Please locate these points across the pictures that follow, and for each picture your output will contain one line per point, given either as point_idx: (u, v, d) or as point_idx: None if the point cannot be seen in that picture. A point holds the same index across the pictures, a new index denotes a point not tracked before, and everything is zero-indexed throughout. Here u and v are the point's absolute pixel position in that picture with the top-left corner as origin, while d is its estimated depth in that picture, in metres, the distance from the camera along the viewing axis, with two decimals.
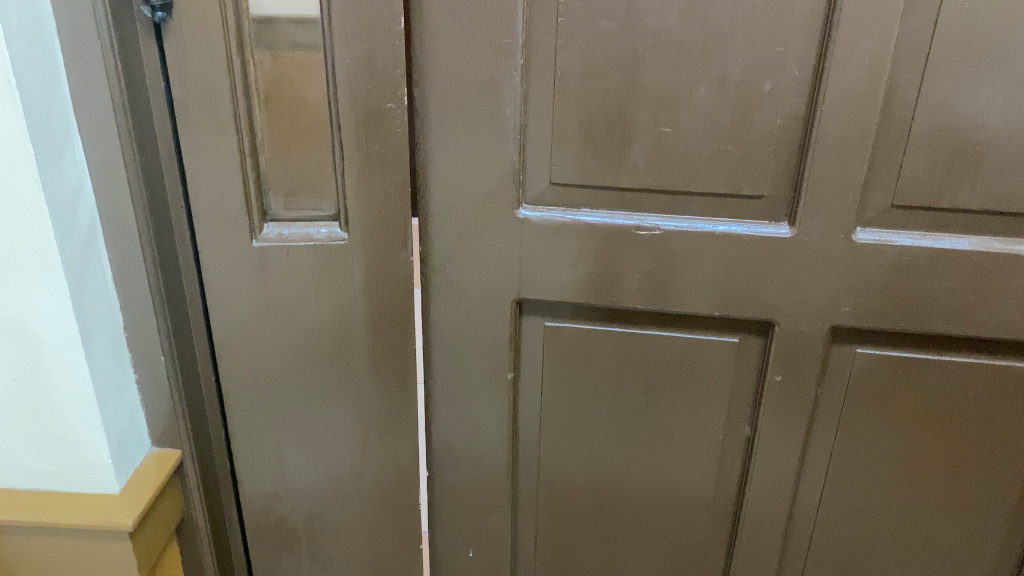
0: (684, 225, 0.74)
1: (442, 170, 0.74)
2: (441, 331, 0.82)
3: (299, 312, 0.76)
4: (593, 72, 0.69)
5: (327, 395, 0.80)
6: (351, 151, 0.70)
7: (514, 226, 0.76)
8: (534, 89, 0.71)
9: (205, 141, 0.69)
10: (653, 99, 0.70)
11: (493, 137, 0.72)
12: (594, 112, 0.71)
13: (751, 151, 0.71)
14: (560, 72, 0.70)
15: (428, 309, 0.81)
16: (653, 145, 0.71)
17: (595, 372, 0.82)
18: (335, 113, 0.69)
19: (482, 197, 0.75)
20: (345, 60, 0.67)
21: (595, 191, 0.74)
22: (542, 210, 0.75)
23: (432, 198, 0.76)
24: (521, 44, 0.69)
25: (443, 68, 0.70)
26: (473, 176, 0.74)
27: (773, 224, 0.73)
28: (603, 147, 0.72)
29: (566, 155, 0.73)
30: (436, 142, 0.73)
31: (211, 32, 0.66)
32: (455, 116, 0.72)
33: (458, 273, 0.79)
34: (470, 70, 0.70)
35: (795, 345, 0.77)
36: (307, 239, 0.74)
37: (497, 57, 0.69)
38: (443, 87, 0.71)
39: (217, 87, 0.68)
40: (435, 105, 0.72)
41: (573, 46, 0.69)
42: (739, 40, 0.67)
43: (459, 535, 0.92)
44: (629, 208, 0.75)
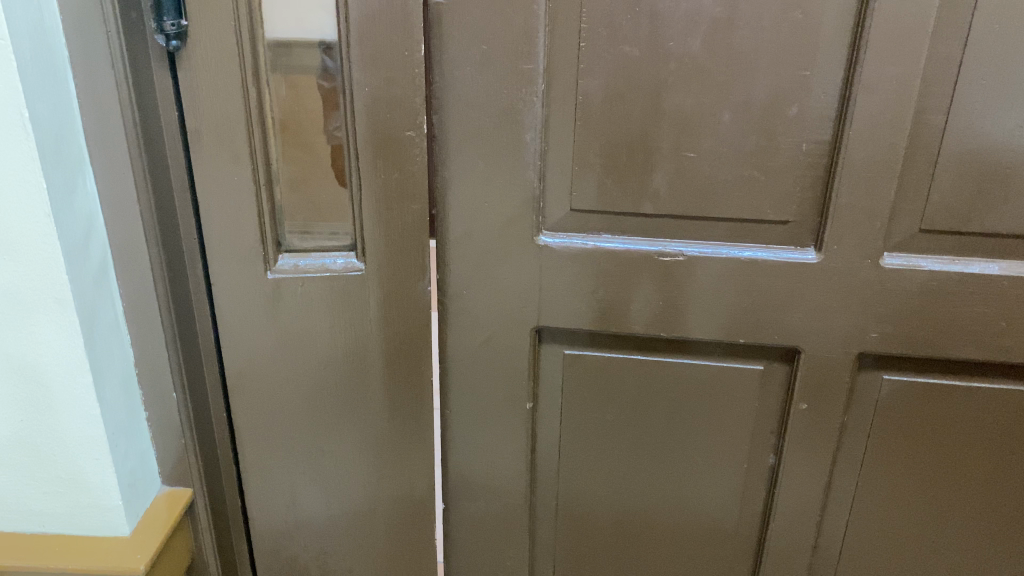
0: (708, 251, 0.73)
1: (461, 199, 0.73)
2: (457, 362, 0.80)
3: (314, 344, 0.75)
4: (615, 98, 0.68)
5: (342, 428, 0.78)
6: (369, 180, 0.69)
7: (534, 254, 0.74)
8: (554, 116, 0.69)
9: (218, 171, 0.67)
10: (676, 125, 0.68)
11: (513, 165, 0.71)
12: (616, 138, 0.70)
13: (776, 176, 0.69)
14: (581, 98, 0.69)
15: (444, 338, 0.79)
16: (676, 171, 0.70)
17: (616, 400, 0.80)
18: (353, 143, 0.68)
19: (501, 225, 0.73)
20: (364, 88, 0.66)
21: (617, 217, 0.73)
22: (562, 237, 0.74)
23: (450, 226, 0.74)
24: (542, 71, 0.68)
25: (462, 97, 0.69)
26: (492, 204, 0.73)
27: (799, 249, 0.72)
28: (625, 173, 0.71)
29: (587, 182, 0.72)
30: (455, 168, 0.72)
31: (227, 61, 0.64)
32: (475, 142, 0.70)
33: (476, 302, 0.77)
34: (490, 97, 0.69)
35: (821, 373, 0.75)
36: (322, 269, 0.72)
37: (517, 84, 0.68)
38: (462, 113, 0.70)
39: (231, 116, 0.66)
40: (454, 134, 0.70)
41: (595, 72, 0.67)
42: (763, 65, 0.66)
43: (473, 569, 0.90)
44: (651, 234, 0.73)
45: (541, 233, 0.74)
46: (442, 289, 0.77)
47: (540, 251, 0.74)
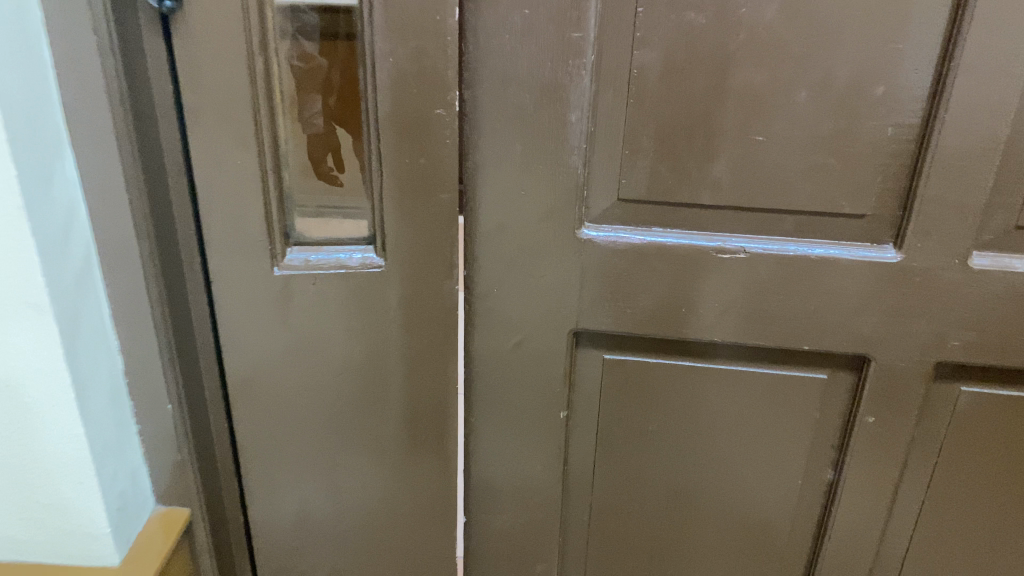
0: (774, 248, 0.64)
1: (494, 186, 0.64)
2: (483, 367, 0.71)
3: (325, 348, 0.66)
4: (675, 72, 0.59)
5: (356, 439, 0.70)
6: (392, 165, 0.60)
7: (575, 248, 0.66)
8: (603, 92, 0.61)
9: (218, 154, 0.58)
10: (744, 106, 0.60)
11: (555, 148, 0.62)
12: (674, 118, 0.61)
13: (855, 164, 0.61)
14: (635, 72, 0.60)
15: (470, 340, 0.71)
16: (740, 157, 0.62)
17: (660, 410, 0.72)
18: (374, 121, 0.59)
19: (539, 215, 0.65)
20: (387, 59, 0.57)
21: (670, 208, 0.65)
22: (607, 230, 0.66)
23: (480, 216, 0.66)
24: (593, 41, 0.59)
25: (499, 70, 0.60)
26: (529, 192, 0.64)
27: (876, 247, 0.64)
28: (682, 158, 0.62)
29: (638, 168, 0.63)
30: (489, 152, 0.63)
31: (229, 26, 0.55)
32: (512, 122, 0.62)
33: (508, 301, 0.68)
34: (532, 71, 0.60)
35: (893, 384, 0.68)
36: (336, 266, 0.63)
37: (562, 55, 0.59)
38: (498, 89, 0.61)
39: (234, 90, 0.57)
40: (488, 111, 0.62)
41: (653, 42, 0.59)
42: (849, 37, 0.57)
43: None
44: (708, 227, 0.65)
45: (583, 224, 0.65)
46: (469, 286, 0.69)
47: (581, 245, 0.66)
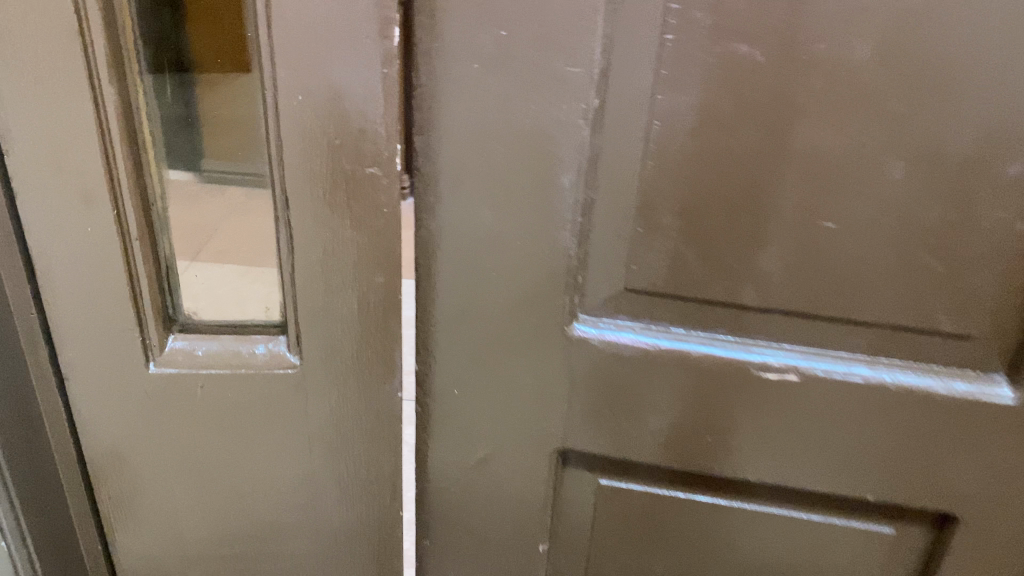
0: (838, 371, 0.47)
1: (454, 261, 0.47)
2: (439, 483, 0.55)
3: (223, 463, 0.50)
4: (714, 127, 0.41)
5: (272, 563, 0.55)
6: (308, 237, 0.43)
7: (562, 350, 0.48)
8: (609, 150, 0.43)
9: (60, 216, 0.42)
10: (809, 178, 0.42)
11: (539, 220, 0.45)
12: (708, 189, 0.43)
13: (964, 269, 0.43)
14: (656, 124, 0.42)
15: (423, 449, 0.54)
16: (799, 247, 0.44)
17: (667, 550, 0.56)
18: (281, 179, 0.42)
19: (515, 305, 0.47)
20: (295, 95, 0.39)
21: (696, 307, 0.47)
22: (607, 325, 0.48)
23: (435, 298, 0.48)
24: (596, 78, 0.41)
25: (463, 112, 0.42)
26: (502, 274, 0.47)
27: (982, 378, 0.46)
28: (716, 243, 0.44)
29: (654, 253, 0.45)
30: (449, 218, 0.46)
31: (62, 44, 0.38)
32: (481, 181, 0.44)
33: (472, 406, 0.51)
34: (509, 115, 0.42)
35: (983, 550, 0.50)
36: (234, 363, 0.46)
37: (551, 97, 0.41)
38: (463, 137, 0.43)
39: (74, 132, 0.39)
40: (447, 166, 0.44)
41: (684, 84, 0.40)
42: (976, 93, 0.38)
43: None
44: (746, 332, 0.47)
45: (575, 313, 0.48)
46: (421, 382, 0.52)
47: (570, 346, 0.48)
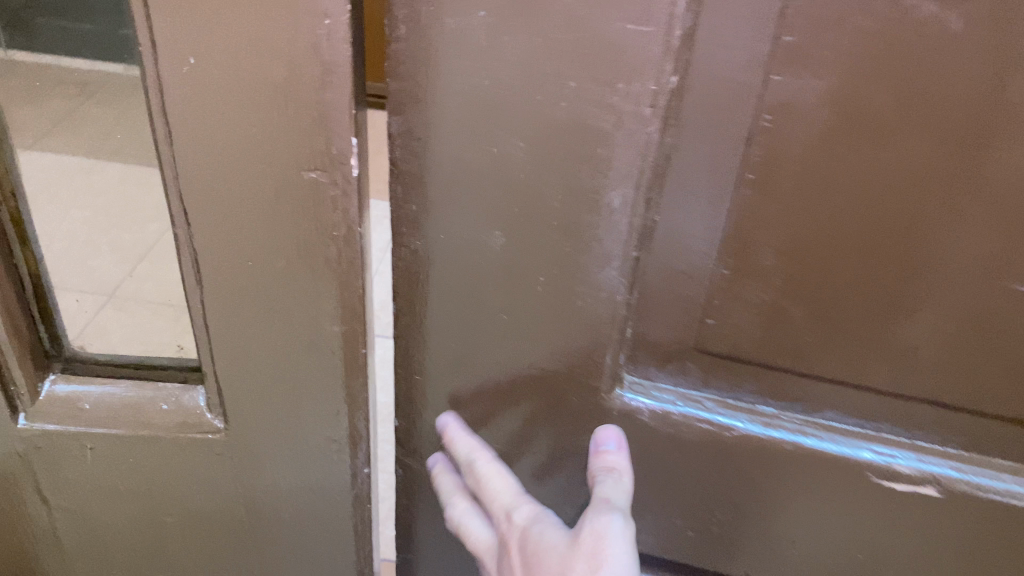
0: (994, 487, 0.32)
1: (451, 291, 0.32)
2: (423, 550, 0.42)
3: (123, 539, 0.37)
4: (855, 132, 0.26)
5: None
6: (226, 266, 0.29)
7: (594, 420, 0.34)
8: (684, 150, 0.28)
9: None
10: (999, 220, 0.27)
11: (572, 249, 0.30)
12: (832, 222, 0.28)
13: None
14: (766, 120, 0.27)
15: (403, 511, 0.41)
16: (964, 317, 0.29)
17: None
18: (174, 184, 0.28)
19: (533, 360, 0.33)
20: (187, 58, 0.25)
21: (796, 383, 0.32)
22: (668, 392, 0.34)
23: (422, 338, 0.34)
24: (677, 46, 0.25)
25: (465, 87, 0.27)
26: (515, 316, 0.32)
27: None
28: (835, 297, 0.30)
29: (743, 305, 0.31)
30: (444, 238, 0.31)
31: None
32: (491, 191, 0.30)
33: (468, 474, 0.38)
34: (534, 95, 0.27)
35: None
36: (132, 421, 0.34)
37: (602, 71, 0.26)
38: (465, 125, 0.28)
39: None
40: (441, 165, 0.29)
41: (817, 60, 0.25)
42: None
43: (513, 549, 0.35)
44: (863, 418, 0.33)
45: (620, 376, 0.33)
46: (401, 433, 0.39)
47: (607, 417, 0.34)
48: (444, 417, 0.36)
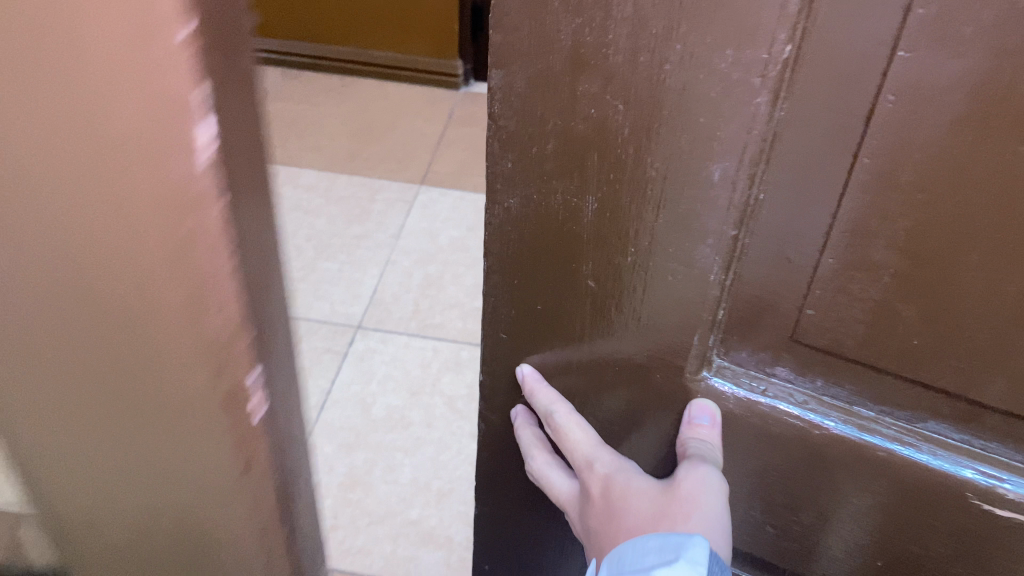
0: None
1: (542, 251, 0.32)
2: (511, 488, 0.43)
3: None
4: (993, 121, 0.23)
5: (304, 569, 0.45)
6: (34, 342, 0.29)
7: (679, 397, 0.33)
8: (798, 126, 0.26)
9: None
10: None
11: (668, 220, 0.28)
12: (956, 219, 0.25)
13: None
14: (888, 101, 0.24)
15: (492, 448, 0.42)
16: None
17: None
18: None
19: (622, 329, 0.32)
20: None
21: (898, 387, 0.30)
22: (756, 380, 0.32)
23: (515, 292, 0.34)
24: (797, 12, 0.23)
25: (567, 41, 0.26)
26: (605, 282, 0.31)
27: None
28: (951, 302, 0.27)
29: (847, 298, 0.28)
30: (538, 196, 0.30)
31: None
32: (589, 152, 0.28)
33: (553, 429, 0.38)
34: (636, 56, 0.25)
35: None
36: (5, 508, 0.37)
37: (710, 36, 0.24)
38: (566, 81, 0.27)
39: None
40: (539, 120, 0.28)
41: (953, 37, 0.22)
42: None
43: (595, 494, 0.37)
44: (979, 440, 0.29)
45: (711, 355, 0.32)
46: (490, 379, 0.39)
47: (695, 394, 0.33)
48: (522, 371, 0.37)
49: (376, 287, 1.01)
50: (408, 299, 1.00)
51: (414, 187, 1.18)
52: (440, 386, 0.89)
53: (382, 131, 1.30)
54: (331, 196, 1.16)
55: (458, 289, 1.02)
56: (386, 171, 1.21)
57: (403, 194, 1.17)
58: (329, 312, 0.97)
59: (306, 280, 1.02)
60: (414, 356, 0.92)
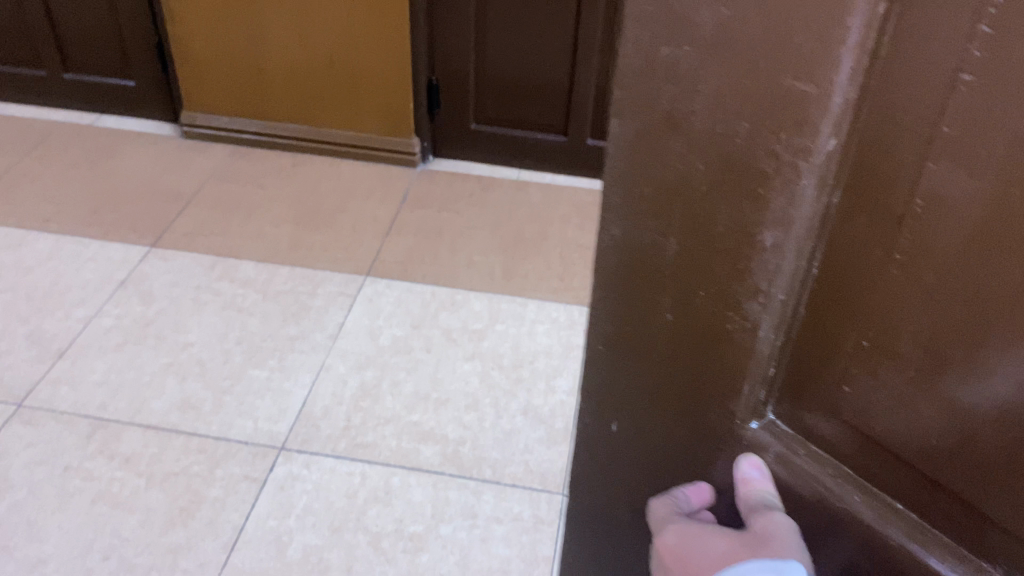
0: None
1: (619, 282, 0.30)
2: (615, 524, 0.39)
3: None
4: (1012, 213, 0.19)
5: None
6: None
7: (725, 456, 0.31)
8: (843, 222, 0.23)
9: None
10: None
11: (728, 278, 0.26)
12: (975, 312, 0.21)
13: None
14: (917, 206, 0.21)
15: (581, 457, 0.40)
16: None
17: None
18: None
19: (686, 382, 0.30)
20: None
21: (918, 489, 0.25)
22: (798, 443, 0.28)
23: (598, 316, 0.32)
24: (842, 113, 0.21)
25: (668, 98, 0.25)
26: (673, 333, 0.29)
27: None
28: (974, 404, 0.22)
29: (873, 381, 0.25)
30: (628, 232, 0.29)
31: None
32: (670, 204, 0.27)
33: (633, 446, 0.35)
34: (704, 125, 0.24)
35: None
36: None
37: (767, 121, 0.23)
38: (653, 140, 0.26)
39: None
40: (627, 173, 0.27)
41: (977, 156, 0.19)
42: None
43: (671, 554, 0.34)
44: None
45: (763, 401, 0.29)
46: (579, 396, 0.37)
47: (749, 441, 0.30)
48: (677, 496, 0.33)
49: (307, 396, 0.94)
50: (338, 413, 0.92)
51: (352, 281, 1.10)
52: (365, 519, 0.81)
53: (336, 216, 1.23)
54: (268, 292, 1.08)
55: (394, 399, 0.94)
56: (333, 264, 1.13)
57: (342, 288, 1.09)
58: (250, 433, 0.89)
59: (231, 392, 0.94)
60: (340, 485, 0.84)
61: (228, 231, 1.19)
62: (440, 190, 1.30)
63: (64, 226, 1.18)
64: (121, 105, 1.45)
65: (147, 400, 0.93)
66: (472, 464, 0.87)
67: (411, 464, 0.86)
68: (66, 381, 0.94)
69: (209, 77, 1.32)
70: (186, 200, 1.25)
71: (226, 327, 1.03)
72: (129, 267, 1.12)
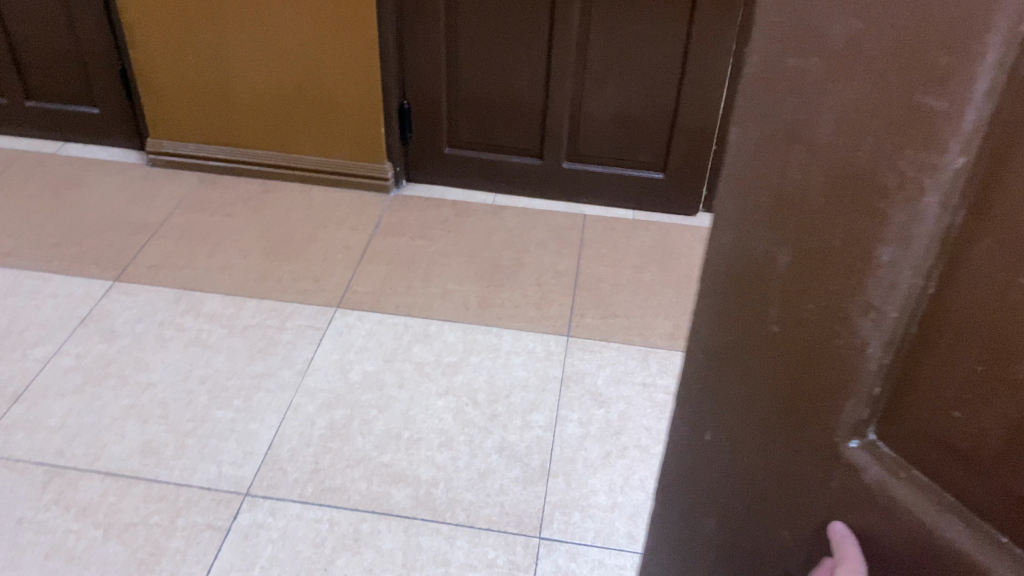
0: None
1: (724, 287, 0.28)
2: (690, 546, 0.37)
3: None
4: None
5: None
6: None
7: (816, 481, 0.27)
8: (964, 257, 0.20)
9: None
10: None
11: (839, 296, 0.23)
12: None
13: None
14: None
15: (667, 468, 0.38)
16: None
17: None
18: None
19: (784, 402, 0.27)
20: None
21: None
22: (901, 467, 0.24)
23: (699, 324, 0.30)
24: (976, 132, 0.19)
25: (793, 106, 0.23)
26: (776, 351, 0.27)
27: None
28: None
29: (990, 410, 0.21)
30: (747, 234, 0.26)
31: None
32: (791, 217, 0.24)
33: (725, 469, 0.32)
34: (830, 136, 0.22)
35: None
36: None
37: (896, 135, 0.20)
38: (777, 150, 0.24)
39: None
40: (745, 182, 0.26)
41: None
42: None
43: None
44: None
45: (862, 433, 0.25)
46: (677, 404, 0.34)
47: (836, 488, 0.26)
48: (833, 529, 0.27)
49: (273, 439, 0.89)
50: (304, 456, 0.87)
51: (321, 314, 1.06)
52: (333, 569, 0.77)
53: (308, 246, 1.19)
54: (235, 327, 1.03)
55: (364, 440, 0.89)
56: (302, 296, 1.09)
57: (311, 321, 1.05)
58: (213, 478, 0.84)
59: (194, 435, 0.89)
60: (306, 532, 0.80)
61: (194, 264, 1.14)
62: (412, 218, 1.26)
63: (24, 262, 1.12)
64: (81, 132, 1.39)
65: (106, 444, 0.87)
66: (446, 506, 0.83)
67: (385, 510, 0.82)
68: (21, 427, 0.88)
69: (181, 95, 1.26)
70: (152, 231, 1.20)
71: (189, 366, 0.97)
72: (89, 303, 1.06)
